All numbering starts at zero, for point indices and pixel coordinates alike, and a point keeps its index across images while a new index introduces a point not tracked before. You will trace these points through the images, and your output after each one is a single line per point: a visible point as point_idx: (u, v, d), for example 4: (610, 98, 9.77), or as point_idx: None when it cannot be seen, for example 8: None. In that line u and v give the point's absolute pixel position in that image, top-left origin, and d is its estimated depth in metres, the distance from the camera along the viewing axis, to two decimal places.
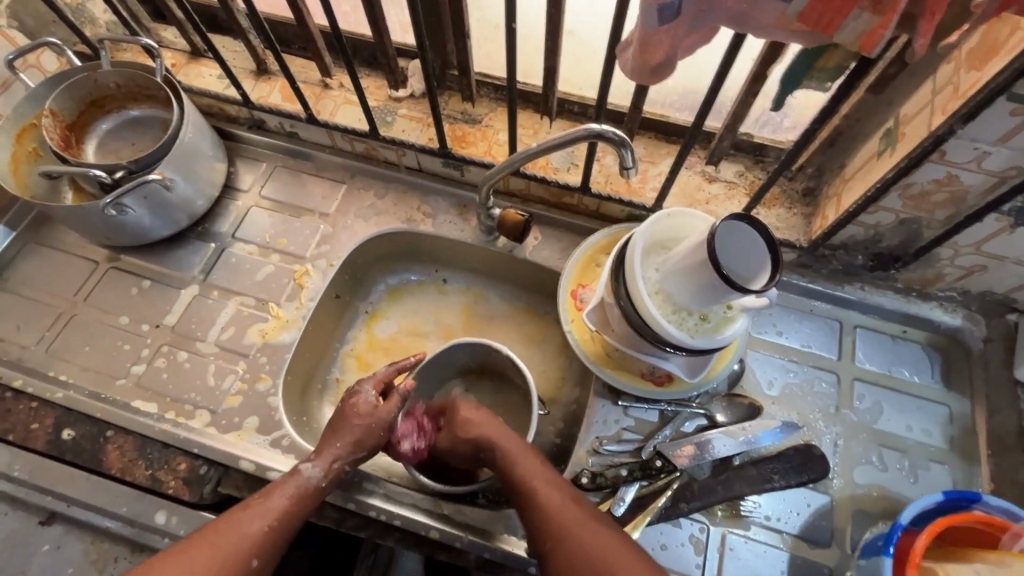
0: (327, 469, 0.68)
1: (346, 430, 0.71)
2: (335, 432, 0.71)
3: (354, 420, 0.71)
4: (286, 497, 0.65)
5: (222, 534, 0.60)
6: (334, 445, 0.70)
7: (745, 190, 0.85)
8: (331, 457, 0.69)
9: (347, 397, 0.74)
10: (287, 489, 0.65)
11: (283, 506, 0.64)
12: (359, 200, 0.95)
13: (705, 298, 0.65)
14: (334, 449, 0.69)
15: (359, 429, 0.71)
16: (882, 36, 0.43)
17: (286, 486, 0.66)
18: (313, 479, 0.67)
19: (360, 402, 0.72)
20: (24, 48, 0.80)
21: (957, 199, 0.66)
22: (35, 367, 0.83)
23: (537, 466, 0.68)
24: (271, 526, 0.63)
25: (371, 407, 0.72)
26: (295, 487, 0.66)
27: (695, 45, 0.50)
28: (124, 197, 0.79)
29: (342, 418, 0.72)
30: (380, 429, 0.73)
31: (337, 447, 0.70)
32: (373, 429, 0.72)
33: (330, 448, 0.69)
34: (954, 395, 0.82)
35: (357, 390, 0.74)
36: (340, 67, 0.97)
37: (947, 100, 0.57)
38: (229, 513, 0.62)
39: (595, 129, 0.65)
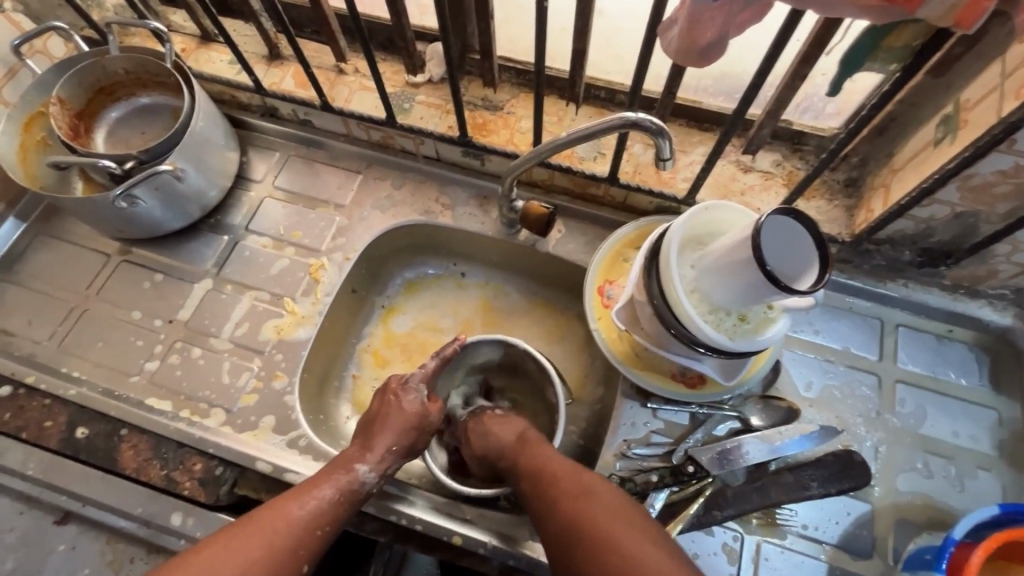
0: (379, 472, 0.67)
1: (393, 428, 0.71)
2: (388, 430, 0.70)
3: (408, 420, 0.72)
4: (338, 495, 0.64)
5: (270, 531, 0.58)
6: (381, 444, 0.69)
7: (783, 181, 0.80)
8: (385, 459, 0.68)
9: (397, 392, 0.74)
10: (338, 483, 0.65)
11: (332, 503, 0.63)
12: (376, 190, 0.92)
13: (745, 298, 0.61)
14: (387, 449, 0.69)
15: (411, 428, 0.72)
16: (983, 10, 0.39)
17: (338, 482, 0.65)
18: (367, 481, 0.66)
19: (411, 400, 0.73)
20: (29, 33, 0.77)
21: (1023, 191, 0.61)
22: (47, 363, 0.82)
23: (552, 453, 0.67)
24: (323, 529, 0.61)
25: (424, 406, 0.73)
26: (347, 483, 0.65)
27: (749, 22, 0.46)
28: (135, 188, 0.76)
29: (393, 416, 0.72)
30: (426, 430, 0.74)
31: (386, 447, 0.69)
32: (421, 428, 0.73)
33: (382, 447, 0.69)
34: (1003, 398, 0.77)
35: (406, 386, 0.75)
36: (355, 52, 0.93)
37: (1022, 84, 0.52)
38: (277, 502, 0.61)
39: (630, 117, 0.61)
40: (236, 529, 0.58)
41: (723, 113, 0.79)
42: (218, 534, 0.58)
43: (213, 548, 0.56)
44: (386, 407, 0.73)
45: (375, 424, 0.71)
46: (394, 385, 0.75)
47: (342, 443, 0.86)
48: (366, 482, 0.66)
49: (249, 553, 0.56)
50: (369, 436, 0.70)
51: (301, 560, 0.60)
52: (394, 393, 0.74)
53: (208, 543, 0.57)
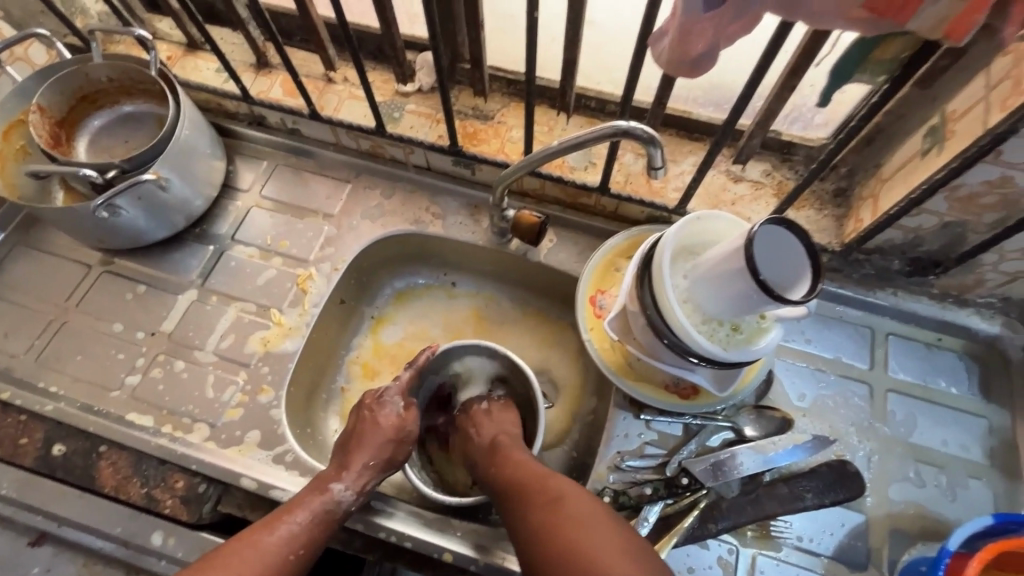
0: (358, 491, 0.66)
1: (371, 443, 0.70)
2: (365, 446, 0.69)
3: (384, 434, 0.71)
4: (311, 518, 0.63)
5: (238, 560, 0.57)
6: (360, 462, 0.68)
7: (773, 191, 0.80)
8: (362, 475, 0.67)
9: (373, 407, 0.73)
10: (311, 506, 0.64)
11: (306, 527, 0.62)
12: (365, 200, 0.91)
13: (739, 308, 0.61)
14: (364, 466, 0.68)
15: (390, 442, 0.71)
16: (975, 21, 0.39)
17: (311, 506, 0.64)
18: (344, 499, 0.65)
19: (388, 414, 0.72)
20: (9, 39, 0.75)
21: (1009, 202, 0.62)
22: (23, 377, 0.79)
23: (524, 458, 0.68)
24: (297, 553, 0.60)
25: (401, 418, 0.72)
26: (321, 505, 0.64)
27: (737, 36, 0.45)
28: (117, 197, 0.75)
29: (370, 431, 0.70)
30: (406, 442, 0.72)
31: (365, 464, 0.68)
32: (399, 440, 0.72)
33: (358, 465, 0.68)
34: (993, 407, 0.78)
35: (381, 400, 0.74)
36: (344, 60, 0.92)
37: (1007, 96, 0.53)
38: (245, 535, 0.59)
39: (622, 126, 0.60)
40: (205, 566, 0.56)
41: (713, 123, 0.79)
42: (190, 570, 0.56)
43: None
44: (361, 423, 0.72)
45: (351, 442, 0.70)
46: (369, 400, 0.74)
47: (330, 457, 0.84)
48: (343, 500, 0.65)
49: None
50: (346, 456, 0.69)
51: None
52: (370, 407, 0.73)
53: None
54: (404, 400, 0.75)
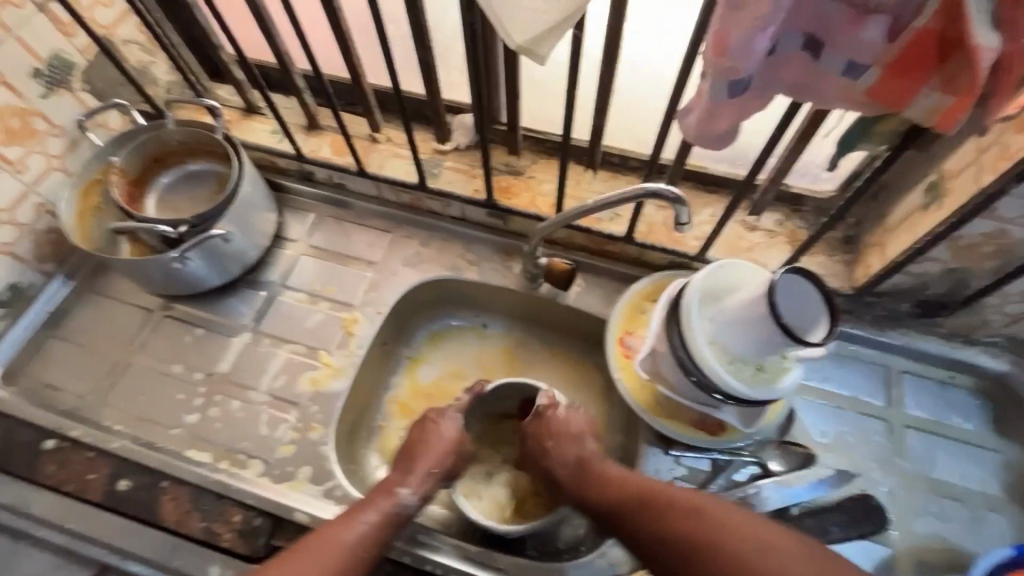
0: (420, 495, 0.73)
1: (433, 452, 0.77)
2: (427, 455, 0.76)
3: (444, 445, 0.77)
4: (380, 519, 0.69)
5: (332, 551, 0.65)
6: (421, 470, 0.75)
7: (787, 239, 0.86)
8: (424, 481, 0.74)
9: (435, 421, 0.80)
10: (380, 507, 0.70)
11: (375, 527, 0.68)
12: (405, 248, 0.98)
13: (762, 349, 0.66)
14: (426, 472, 0.75)
15: (449, 452, 0.77)
16: (958, 116, 0.45)
17: (379, 509, 0.70)
18: (409, 503, 0.72)
19: (448, 426, 0.79)
20: (95, 110, 0.85)
21: (1006, 251, 0.68)
22: (89, 416, 0.85)
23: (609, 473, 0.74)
24: (369, 550, 0.67)
25: (457, 432, 0.79)
26: (389, 507, 0.70)
27: (757, 113, 0.52)
28: (189, 250, 0.83)
29: (433, 440, 0.77)
30: (461, 456, 0.79)
31: (426, 472, 0.75)
32: (457, 453, 0.78)
33: (422, 471, 0.75)
34: (1006, 442, 0.81)
35: (444, 415, 0.81)
36: (387, 122, 1.01)
37: (996, 160, 0.60)
38: (323, 531, 0.67)
39: (651, 187, 0.67)
40: (297, 554, 0.64)
41: (728, 177, 0.87)
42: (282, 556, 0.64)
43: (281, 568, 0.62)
44: (424, 432, 0.79)
45: (414, 451, 0.77)
46: (431, 415, 0.81)
47: None
48: (407, 504, 0.72)
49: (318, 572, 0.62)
50: (409, 462, 0.76)
51: None
52: (431, 423, 0.80)
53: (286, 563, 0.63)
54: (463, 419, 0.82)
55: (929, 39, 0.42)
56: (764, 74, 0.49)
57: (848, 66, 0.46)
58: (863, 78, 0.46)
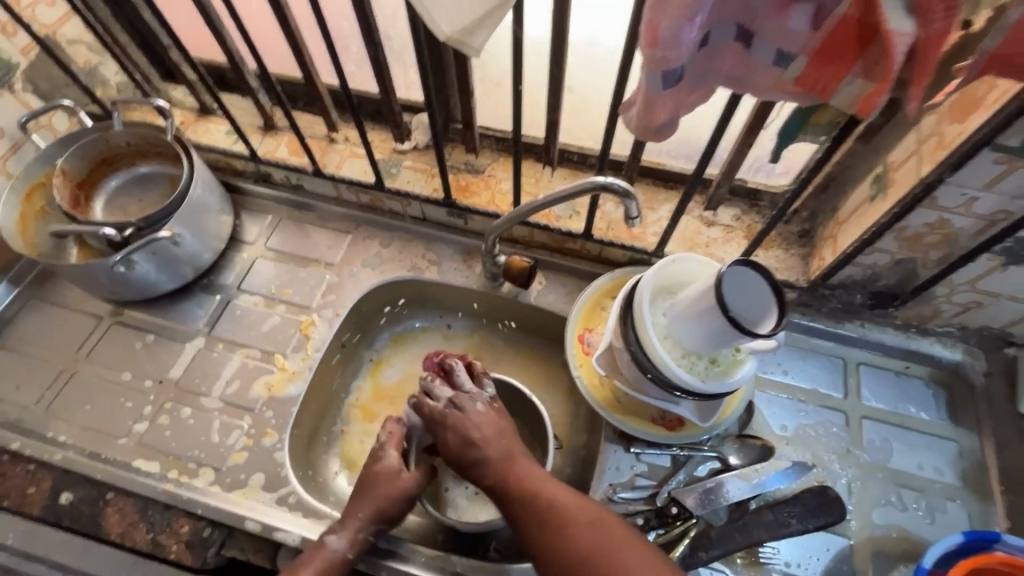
0: (350, 539, 0.70)
1: (367, 498, 0.72)
2: (363, 499, 0.72)
3: (386, 488, 0.73)
4: (316, 574, 0.67)
5: None
6: (355, 516, 0.71)
7: (743, 233, 0.87)
8: (352, 524, 0.71)
9: (371, 462, 0.76)
10: (314, 563, 0.68)
11: None
12: (364, 250, 0.96)
13: (714, 342, 0.66)
14: (353, 515, 0.71)
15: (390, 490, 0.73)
16: (879, 101, 0.45)
17: (313, 563, 0.68)
18: (338, 548, 0.69)
19: (382, 467, 0.75)
20: (37, 111, 0.82)
21: (950, 240, 0.69)
22: (32, 428, 0.82)
23: (526, 467, 0.69)
24: None
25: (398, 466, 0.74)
26: (323, 559, 0.68)
27: (696, 104, 0.52)
28: (134, 253, 0.80)
29: (370, 487, 0.73)
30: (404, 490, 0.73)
31: (359, 518, 0.71)
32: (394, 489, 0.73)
33: (351, 515, 0.71)
34: (961, 430, 0.82)
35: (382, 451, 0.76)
36: (345, 122, 0.99)
37: (934, 150, 0.61)
38: None
39: (600, 181, 0.67)
40: None
41: (684, 173, 0.87)
42: None
43: None
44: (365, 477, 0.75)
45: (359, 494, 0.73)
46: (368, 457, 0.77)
47: (331, 499, 0.86)
48: (338, 548, 0.69)
49: None
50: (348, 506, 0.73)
51: None
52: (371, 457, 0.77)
53: None
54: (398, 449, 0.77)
55: (849, 26, 0.42)
56: (696, 65, 0.49)
57: (778, 56, 0.46)
58: (790, 66, 0.46)
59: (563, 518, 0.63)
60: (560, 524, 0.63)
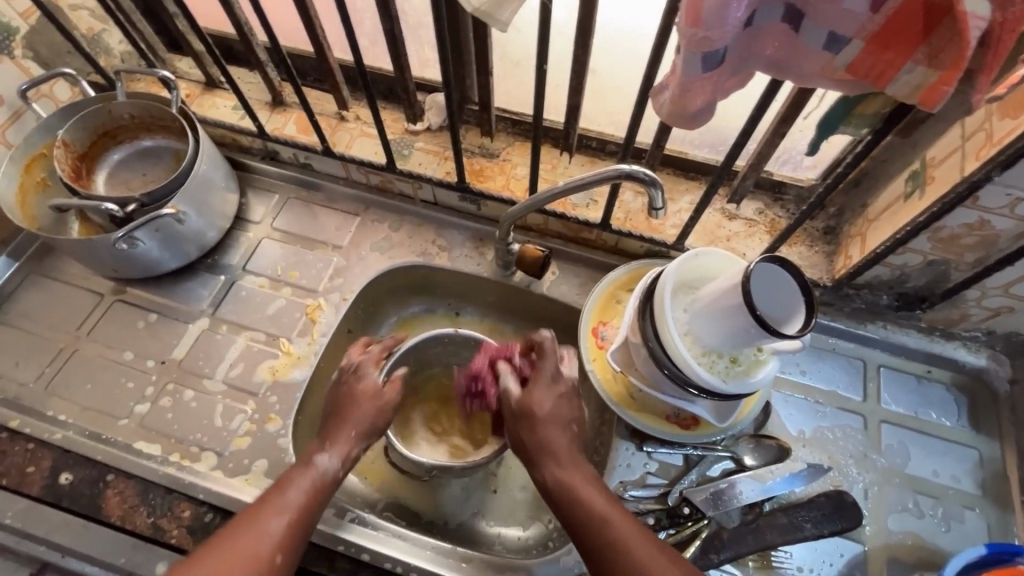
0: (342, 458, 0.69)
1: (350, 414, 0.72)
2: (347, 421, 0.72)
3: (364, 403, 0.73)
4: (302, 490, 0.66)
5: (239, 538, 0.60)
6: (347, 434, 0.71)
7: (766, 228, 0.84)
8: (345, 445, 0.70)
9: (351, 381, 0.75)
10: (302, 482, 0.66)
11: (301, 500, 0.65)
12: (373, 233, 0.94)
13: (736, 341, 0.64)
14: (345, 437, 0.71)
15: (373, 409, 0.73)
16: (944, 92, 0.42)
17: (300, 483, 0.66)
18: (330, 468, 0.68)
19: (366, 383, 0.75)
20: (38, 78, 0.79)
21: (988, 242, 0.66)
22: (32, 406, 0.80)
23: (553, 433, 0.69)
24: (293, 519, 0.63)
25: (376, 389, 0.74)
26: (312, 480, 0.67)
27: (734, 89, 0.49)
28: (136, 230, 0.78)
29: (350, 406, 0.73)
30: (386, 409, 0.75)
31: (348, 437, 0.71)
32: (380, 408, 0.74)
33: (342, 436, 0.71)
34: (982, 438, 0.80)
35: (358, 372, 0.76)
36: (357, 100, 0.96)
37: (980, 147, 0.57)
38: (248, 513, 0.62)
39: (624, 169, 0.64)
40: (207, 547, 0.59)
41: (708, 163, 0.84)
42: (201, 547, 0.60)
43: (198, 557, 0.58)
44: (341, 397, 0.74)
45: (334, 417, 0.73)
46: (345, 376, 0.77)
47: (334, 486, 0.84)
48: (329, 469, 0.68)
49: (238, 555, 0.59)
50: (331, 428, 0.72)
51: (276, 555, 0.60)
52: (349, 380, 0.76)
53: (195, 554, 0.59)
54: (381, 371, 0.78)
55: (915, 8, 0.39)
56: (739, 46, 0.45)
57: (829, 39, 0.43)
58: (843, 51, 0.43)
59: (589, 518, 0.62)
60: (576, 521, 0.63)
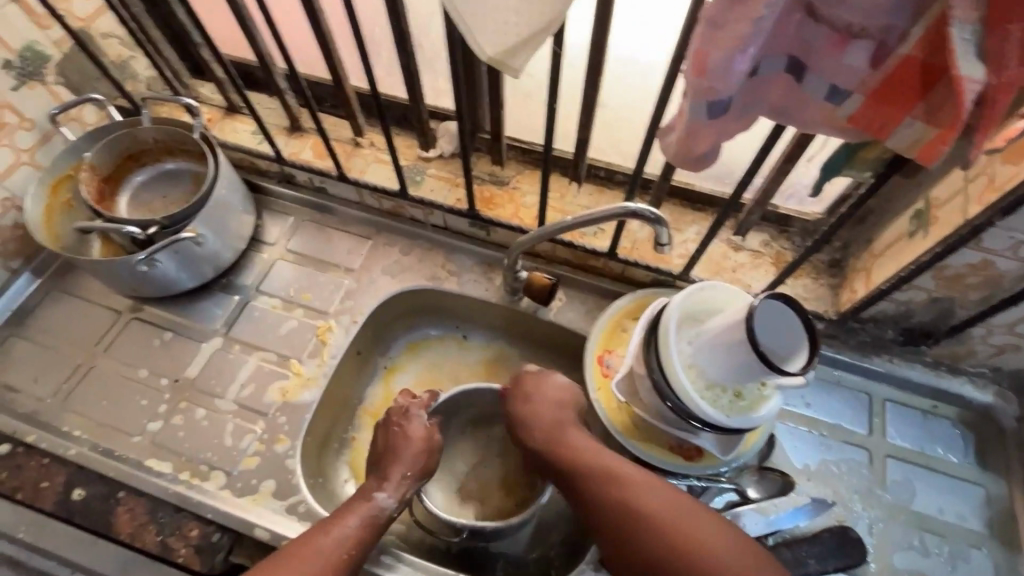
0: (399, 497, 0.73)
1: (396, 458, 0.76)
2: (400, 459, 0.76)
3: (414, 445, 0.77)
4: (360, 523, 0.69)
5: (301, 559, 0.64)
6: (400, 472, 0.75)
7: (772, 260, 0.85)
8: (401, 485, 0.74)
9: (401, 422, 0.79)
10: (360, 512, 0.70)
11: (357, 530, 0.69)
12: (385, 256, 0.96)
13: (740, 375, 0.65)
14: (400, 475, 0.75)
15: (421, 453, 0.77)
16: (941, 149, 0.43)
17: (359, 513, 0.70)
18: (388, 505, 0.72)
19: (413, 426, 0.78)
20: (68, 104, 0.82)
21: (992, 282, 0.66)
22: (48, 421, 0.82)
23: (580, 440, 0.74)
24: (349, 552, 0.67)
25: (426, 432, 0.78)
26: (369, 512, 0.71)
27: (738, 133, 0.50)
28: (157, 252, 0.80)
29: (402, 446, 0.77)
30: (434, 451, 0.78)
31: (402, 474, 0.75)
32: (428, 451, 0.78)
33: (397, 475, 0.74)
34: (989, 475, 0.80)
35: (408, 415, 0.80)
36: (371, 126, 0.99)
37: (982, 191, 0.58)
38: (310, 536, 0.66)
39: (631, 206, 0.66)
40: (272, 561, 0.64)
41: (715, 195, 0.85)
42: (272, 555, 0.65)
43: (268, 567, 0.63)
44: (394, 439, 0.77)
45: (385, 459, 0.76)
46: (396, 417, 0.80)
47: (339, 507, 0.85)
48: (387, 506, 0.72)
49: (307, 570, 0.63)
50: (383, 467, 0.75)
51: None
52: (397, 422, 0.79)
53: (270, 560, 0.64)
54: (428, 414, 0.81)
55: (913, 67, 0.41)
56: (743, 95, 0.47)
57: (830, 91, 0.45)
58: (845, 102, 0.45)
59: (612, 478, 0.69)
60: (599, 487, 0.69)
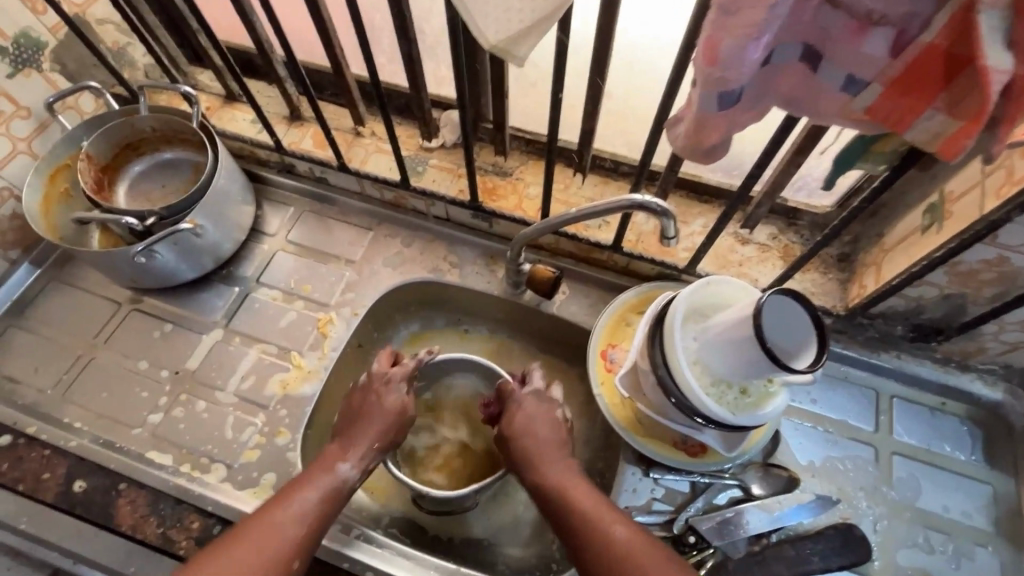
0: (361, 468, 0.72)
1: (373, 423, 0.75)
2: (369, 429, 0.74)
3: (386, 415, 0.75)
4: (321, 495, 0.68)
5: (264, 537, 0.63)
6: (367, 440, 0.74)
7: (780, 254, 0.83)
8: (365, 454, 0.73)
9: (376, 392, 0.77)
10: (321, 486, 0.69)
11: (319, 504, 0.68)
12: (386, 247, 0.94)
13: (747, 373, 0.63)
14: (367, 445, 0.73)
15: (391, 423, 0.75)
16: (964, 143, 0.42)
17: (320, 487, 0.69)
18: (350, 477, 0.71)
19: (394, 397, 0.77)
20: (65, 91, 0.81)
21: (1007, 278, 0.64)
22: (49, 412, 0.82)
23: (543, 450, 0.74)
24: (310, 528, 0.66)
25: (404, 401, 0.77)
26: (331, 485, 0.69)
27: (749, 124, 0.49)
28: (156, 244, 0.79)
29: (375, 414, 0.75)
30: (405, 422, 0.77)
31: (371, 441, 0.74)
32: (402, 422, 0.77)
33: (363, 445, 0.73)
34: (997, 473, 0.78)
35: (387, 384, 0.78)
36: (372, 115, 0.97)
37: (1001, 184, 0.56)
38: (270, 509, 0.66)
39: (637, 199, 0.64)
40: (229, 544, 0.62)
41: (722, 187, 0.84)
42: (224, 539, 0.63)
43: (223, 550, 0.62)
44: (367, 406, 0.76)
45: (357, 423, 0.75)
46: (376, 383, 0.78)
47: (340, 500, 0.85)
48: (349, 479, 0.71)
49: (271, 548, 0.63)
50: (350, 437, 0.74)
51: (292, 563, 0.64)
52: (376, 389, 0.77)
53: (225, 542, 0.63)
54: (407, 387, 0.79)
55: (936, 57, 0.39)
56: (755, 86, 0.45)
57: (846, 81, 0.43)
58: (862, 94, 0.43)
59: (602, 536, 0.65)
60: (566, 516, 0.68)
